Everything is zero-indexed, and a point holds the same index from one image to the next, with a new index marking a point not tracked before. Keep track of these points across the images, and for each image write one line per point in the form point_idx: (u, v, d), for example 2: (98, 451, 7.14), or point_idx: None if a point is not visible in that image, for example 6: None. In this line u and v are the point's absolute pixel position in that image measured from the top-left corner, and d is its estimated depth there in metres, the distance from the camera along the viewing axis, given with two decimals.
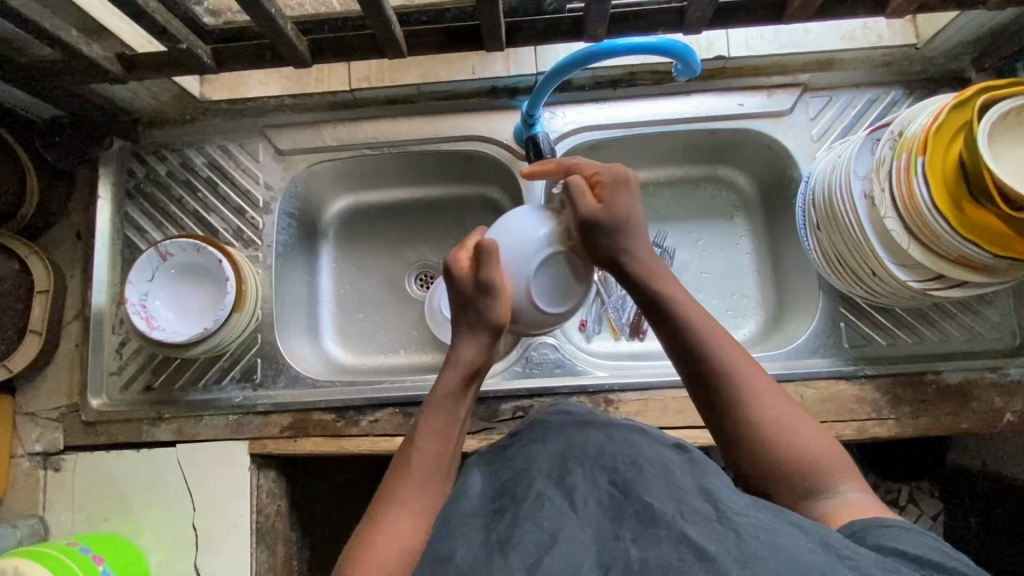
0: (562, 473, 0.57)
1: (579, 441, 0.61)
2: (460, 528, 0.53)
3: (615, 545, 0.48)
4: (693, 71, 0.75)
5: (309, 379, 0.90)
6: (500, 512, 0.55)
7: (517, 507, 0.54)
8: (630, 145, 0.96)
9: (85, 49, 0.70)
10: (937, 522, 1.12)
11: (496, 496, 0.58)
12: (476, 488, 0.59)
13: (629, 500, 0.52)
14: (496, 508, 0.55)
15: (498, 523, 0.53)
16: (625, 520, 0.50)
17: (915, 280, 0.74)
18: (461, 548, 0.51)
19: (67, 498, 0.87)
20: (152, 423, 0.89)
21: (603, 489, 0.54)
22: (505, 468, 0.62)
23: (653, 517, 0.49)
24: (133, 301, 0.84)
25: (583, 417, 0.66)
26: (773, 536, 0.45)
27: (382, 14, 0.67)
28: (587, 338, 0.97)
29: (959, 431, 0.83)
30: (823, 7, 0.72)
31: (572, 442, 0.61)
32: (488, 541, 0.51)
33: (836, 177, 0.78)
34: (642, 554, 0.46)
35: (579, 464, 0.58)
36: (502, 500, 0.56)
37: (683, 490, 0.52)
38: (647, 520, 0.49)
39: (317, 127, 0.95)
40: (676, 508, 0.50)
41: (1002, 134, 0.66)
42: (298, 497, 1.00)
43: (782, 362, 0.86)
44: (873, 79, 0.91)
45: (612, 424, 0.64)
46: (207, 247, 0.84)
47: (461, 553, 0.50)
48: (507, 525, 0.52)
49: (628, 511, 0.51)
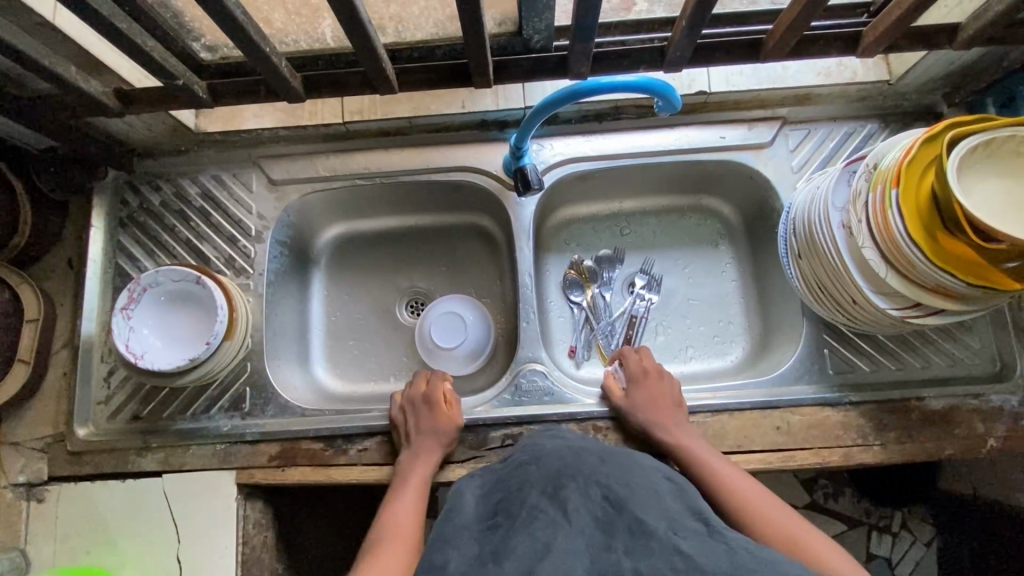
0: (556, 488, 0.59)
1: (574, 459, 0.63)
2: (453, 539, 0.57)
3: (609, 556, 0.52)
4: (675, 105, 0.75)
5: (298, 408, 0.90)
6: (495, 528, 0.57)
7: (513, 523, 0.56)
8: (616, 176, 0.99)
9: (84, 85, 0.72)
10: (931, 547, 1.18)
11: (487, 516, 0.60)
12: (469, 505, 0.62)
13: (621, 514, 0.55)
14: (488, 524, 0.59)
15: (494, 537, 0.56)
16: (617, 533, 0.54)
17: (894, 308, 0.75)
18: (456, 557, 0.55)
19: (50, 530, 0.86)
20: (139, 452, 0.89)
21: (595, 502, 0.57)
22: (497, 486, 0.64)
23: (646, 530, 0.53)
24: (127, 350, 0.83)
25: (576, 444, 0.68)
26: (763, 553, 0.51)
27: (373, 54, 0.70)
28: (577, 364, 1.00)
29: (944, 457, 0.83)
30: (798, 46, 0.74)
31: (566, 458, 0.64)
32: (481, 554, 0.55)
33: (816, 208, 0.81)
34: (635, 565, 0.51)
35: (572, 479, 0.60)
36: (496, 516, 0.58)
37: (675, 511, 0.57)
38: (638, 532, 0.54)
39: (310, 158, 0.97)
40: (667, 525, 0.55)
41: (970, 168, 0.68)
42: (285, 528, 0.95)
43: (767, 390, 0.87)
44: (850, 113, 0.94)
45: (605, 449, 0.67)
46: (181, 268, 0.85)
47: (454, 564, 0.55)
48: (502, 539, 0.55)
49: (620, 525, 0.55)
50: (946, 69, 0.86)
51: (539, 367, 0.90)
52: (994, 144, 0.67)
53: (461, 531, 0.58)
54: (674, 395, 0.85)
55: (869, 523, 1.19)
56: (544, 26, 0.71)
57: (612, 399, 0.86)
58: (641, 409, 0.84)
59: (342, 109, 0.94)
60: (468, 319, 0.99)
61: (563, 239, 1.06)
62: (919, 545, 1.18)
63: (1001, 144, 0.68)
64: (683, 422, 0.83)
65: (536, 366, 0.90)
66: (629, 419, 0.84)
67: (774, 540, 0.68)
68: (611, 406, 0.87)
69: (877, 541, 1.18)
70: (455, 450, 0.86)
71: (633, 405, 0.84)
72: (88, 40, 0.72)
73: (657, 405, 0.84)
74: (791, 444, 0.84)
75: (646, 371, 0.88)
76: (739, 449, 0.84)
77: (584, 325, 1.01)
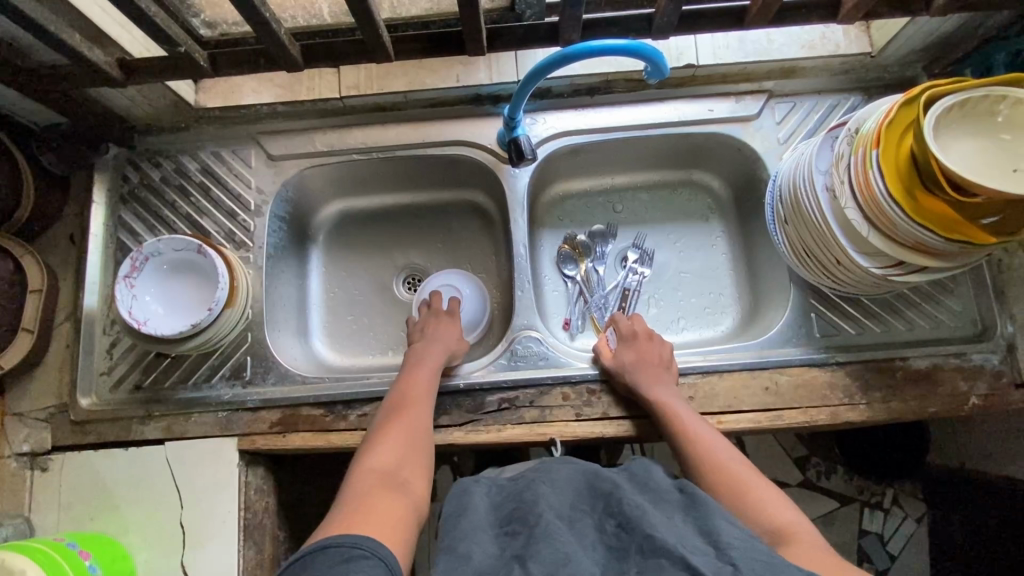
0: (572, 516, 0.63)
1: (589, 486, 0.66)
2: (473, 535, 0.61)
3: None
4: (663, 73, 0.77)
5: (298, 376, 0.92)
6: (513, 536, 0.61)
7: (528, 530, 0.60)
8: (608, 150, 1.01)
9: (88, 52, 0.73)
10: (922, 523, 1.20)
11: (504, 521, 0.64)
12: (482, 509, 0.66)
13: (633, 536, 0.59)
14: (505, 531, 0.62)
15: (511, 543, 0.60)
16: (631, 557, 0.57)
17: (876, 267, 0.78)
18: (477, 551, 0.59)
19: (54, 498, 0.87)
20: (141, 421, 0.90)
21: (610, 533, 0.61)
22: (508, 494, 0.67)
23: (655, 549, 0.56)
24: (131, 317, 0.84)
25: (587, 464, 0.70)
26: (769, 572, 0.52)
27: (371, 22, 0.72)
28: (571, 335, 1.02)
29: (928, 415, 0.86)
30: (780, 14, 0.77)
31: (580, 488, 0.67)
32: (502, 555, 0.59)
33: (800, 174, 0.83)
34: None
35: (587, 512, 0.64)
36: (511, 524, 0.62)
37: (687, 533, 0.59)
38: (649, 552, 0.56)
39: (308, 134, 0.99)
40: (677, 540, 0.56)
41: (945, 129, 0.71)
42: (288, 500, 0.98)
43: (756, 352, 0.89)
44: (834, 85, 0.97)
45: (617, 472, 0.70)
46: (179, 237, 0.86)
47: (477, 555, 0.59)
48: (521, 543, 0.59)
49: (633, 547, 0.58)
50: (925, 40, 0.88)
51: (534, 334, 0.92)
52: (969, 104, 0.70)
53: (476, 530, 0.62)
54: (663, 358, 0.87)
55: (861, 500, 1.22)
56: None
57: (601, 360, 0.89)
58: (628, 373, 0.85)
59: (339, 84, 0.95)
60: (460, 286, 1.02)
61: (557, 215, 1.08)
62: (910, 521, 1.20)
63: (976, 104, 0.70)
64: (670, 384, 0.85)
65: (532, 332, 0.92)
66: (617, 379, 0.86)
67: (723, 482, 0.73)
68: (602, 370, 0.89)
69: (869, 517, 1.21)
70: (452, 414, 0.88)
71: (620, 368, 0.86)
72: (92, 10, 0.73)
73: (641, 365, 0.85)
74: (780, 403, 0.86)
75: (636, 334, 0.90)
76: (729, 409, 0.86)
77: (579, 298, 1.04)
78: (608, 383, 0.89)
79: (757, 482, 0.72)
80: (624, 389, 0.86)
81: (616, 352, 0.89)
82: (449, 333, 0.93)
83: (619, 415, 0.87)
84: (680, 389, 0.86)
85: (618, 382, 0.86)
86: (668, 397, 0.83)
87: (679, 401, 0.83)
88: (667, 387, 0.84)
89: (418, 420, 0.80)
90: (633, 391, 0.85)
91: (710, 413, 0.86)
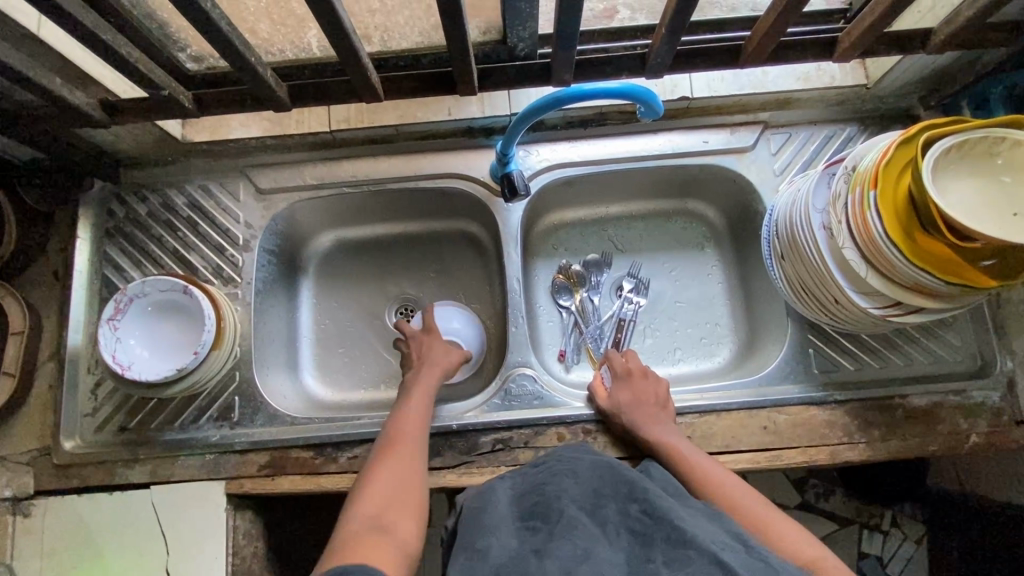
0: (595, 505, 0.64)
1: (612, 479, 0.68)
2: (493, 530, 0.61)
3: (648, 566, 0.55)
4: (656, 112, 0.76)
5: (287, 417, 0.90)
6: (532, 531, 0.61)
7: (551, 527, 0.60)
8: (603, 181, 1.00)
9: (69, 95, 0.72)
10: (922, 544, 1.17)
11: (525, 517, 0.64)
12: (501, 506, 0.67)
13: (659, 526, 0.59)
14: (524, 526, 0.63)
15: (530, 539, 0.60)
16: (656, 545, 0.57)
17: (875, 307, 0.77)
18: (496, 546, 0.59)
19: (35, 546, 0.84)
20: (126, 464, 0.88)
21: (634, 518, 0.61)
22: (530, 490, 0.69)
23: (684, 540, 0.56)
24: (117, 362, 0.83)
25: (610, 460, 0.72)
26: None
27: (359, 63, 0.70)
28: (566, 367, 1.00)
29: (928, 454, 0.85)
30: (775, 52, 0.76)
31: (604, 480, 0.68)
32: (520, 548, 0.58)
33: (797, 211, 0.82)
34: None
35: (611, 499, 0.64)
36: (533, 521, 0.62)
37: (715, 532, 0.59)
38: (675, 541, 0.56)
39: (297, 167, 0.97)
40: (706, 536, 0.57)
41: (943, 170, 0.70)
42: (277, 540, 0.96)
43: (754, 389, 0.88)
44: (829, 116, 0.96)
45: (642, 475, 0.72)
46: (165, 277, 0.84)
47: (495, 549, 0.58)
48: (542, 540, 0.59)
49: (658, 537, 0.58)
50: (921, 73, 0.88)
51: (528, 372, 0.90)
52: (967, 145, 0.69)
53: (499, 525, 0.62)
54: (658, 394, 0.86)
55: (860, 522, 1.19)
56: (528, 34, 0.72)
57: (597, 400, 0.87)
58: (623, 415, 0.84)
59: (329, 118, 0.94)
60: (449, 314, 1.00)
61: (551, 244, 1.06)
62: (909, 543, 1.18)
63: (973, 145, 0.69)
64: (667, 423, 0.83)
65: (526, 370, 0.90)
66: (614, 419, 0.85)
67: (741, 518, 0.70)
68: (598, 411, 0.87)
69: (868, 540, 1.18)
70: (445, 455, 0.86)
71: (615, 410, 0.85)
72: (74, 51, 0.72)
73: (635, 405, 0.84)
74: (778, 443, 0.85)
75: (630, 372, 0.89)
76: (727, 450, 0.85)
77: (573, 329, 1.02)
78: (604, 423, 0.87)
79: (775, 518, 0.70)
80: (621, 430, 0.85)
81: (608, 391, 0.88)
82: (436, 348, 0.93)
83: (615, 455, 0.86)
84: (679, 429, 0.85)
85: (614, 423, 0.85)
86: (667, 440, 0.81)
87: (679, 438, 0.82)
88: (666, 426, 0.83)
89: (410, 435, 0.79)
90: (630, 432, 0.83)
91: (708, 453, 0.85)
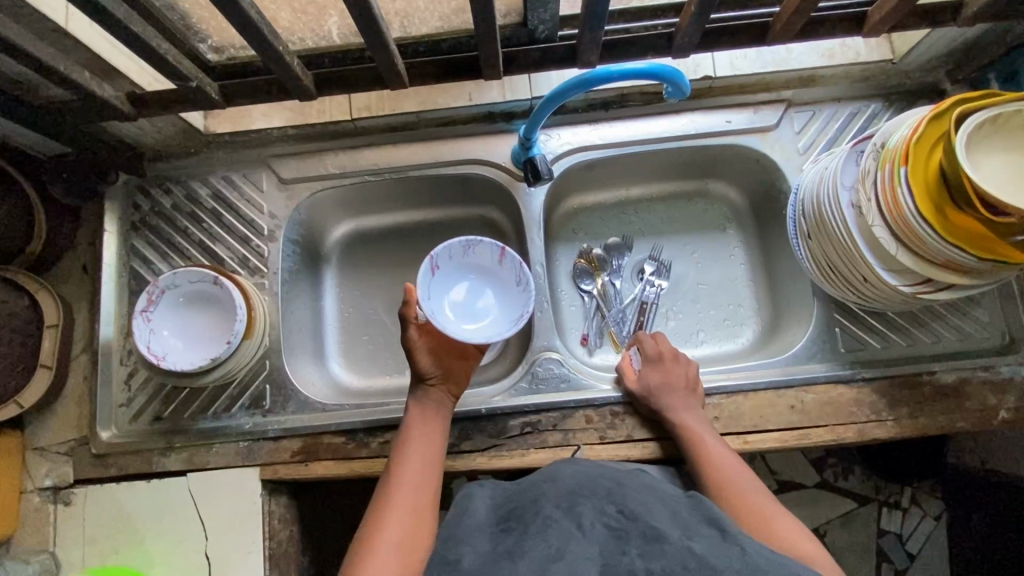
0: (572, 504, 0.65)
1: (590, 482, 0.69)
2: (467, 539, 0.64)
3: (622, 559, 0.57)
4: (683, 92, 0.75)
5: (318, 404, 0.91)
6: (507, 532, 0.64)
7: (525, 527, 0.63)
8: (624, 163, 0.99)
9: (97, 89, 0.72)
10: (942, 521, 1.17)
11: (501, 521, 0.67)
12: (481, 508, 0.69)
13: (636, 523, 0.61)
14: (501, 528, 0.65)
15: (505, 539, 0.62)
16: (631, 539, 0.59)
17: (906, 284, 0.76)
18: (468, 554, 0.61)
19: (77, 533, 0.87)
20: (163, 452, 0.90)
21: (611, 516, 0.63)
22: (509, 496, 0.71)
23: (660, 536, 0.58)
24: (153, 353, 0.84)
25: (595, 469, 0.73)
26: (773, 561, 0.55)
27: (385, 50, 0.70)
28: (590, 351, 1.01)
29: (957, 430, 0.85)
30: (804, 28, 0.75)
31: (581, 484, 0.69)
32: (493, 551, 0.61)
33: (824, 189, 0.81)
34: (647, 565, 0.55)
35: (588, 498, 0.66)
36: (510, 522, 0.65)
37: (690, 524, 0.62)
38: (651, 537, 0.59)
39: (319, 156, 0.97)
40: (681, 532, 0.59)
41: (979, 143, 0.69)
42: (309, 524, 0.98)
43: (781, 369, 0.88)
44: (853, 93, 0.95)
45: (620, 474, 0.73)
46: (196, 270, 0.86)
47: (467, 559, 0.61)
48: (514, 539, 0.61)
49: (635, 532, 0.60)
50: (949, 46, 0.86)
51: (554, 355, 0.91)
52: (1001, 120, 0.68)
53: (475, 532, 0.65)
54: (685, 379, 0.86)
55: (879, 500, 1.19)
56: (549, 16, 0.71)
57: (626, 382, 0.88)
58: (650, 399, 0.85)
59: (350, 107, 0.96)
60: (474, 242, 0.87)
61: (572, 228, 1.06)
62: (927, 519, 1.17)
63: (1009, 118, 0.68)
64: (695, 407, 0.84)
65: (552, 354, 0.91)
66: (642, 401, 0.86)
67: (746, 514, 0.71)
68: (626, 394, 0.88)
69: (887, 517, 1.18)
70: (476, 439, 0.87)
71: (643, 394, 0.86)
72: (99, 44, 0.72)
73: (662, 390, 0.84)
74: (806, 422, 0.85)
75: (661, 355, 0.89)
76: (755, 429, 0.85)
77: (596, 313, 1.02)
78: (631, 405, 0.88)
79: (780, 515, 0.71)
80: (648, 412, 0.86)
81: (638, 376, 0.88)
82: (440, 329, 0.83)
83: (644, 437, 0.87)
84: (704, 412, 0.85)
85: (642, 406, 0.86)
86: (694, 423, 0.82)
87: (705, 424, 0.82)
88: (692, 410, 0.83)
89: (428, 419, 0.81)
90: (658, 414, 0.84)
91: (736, 433, 0.86)
